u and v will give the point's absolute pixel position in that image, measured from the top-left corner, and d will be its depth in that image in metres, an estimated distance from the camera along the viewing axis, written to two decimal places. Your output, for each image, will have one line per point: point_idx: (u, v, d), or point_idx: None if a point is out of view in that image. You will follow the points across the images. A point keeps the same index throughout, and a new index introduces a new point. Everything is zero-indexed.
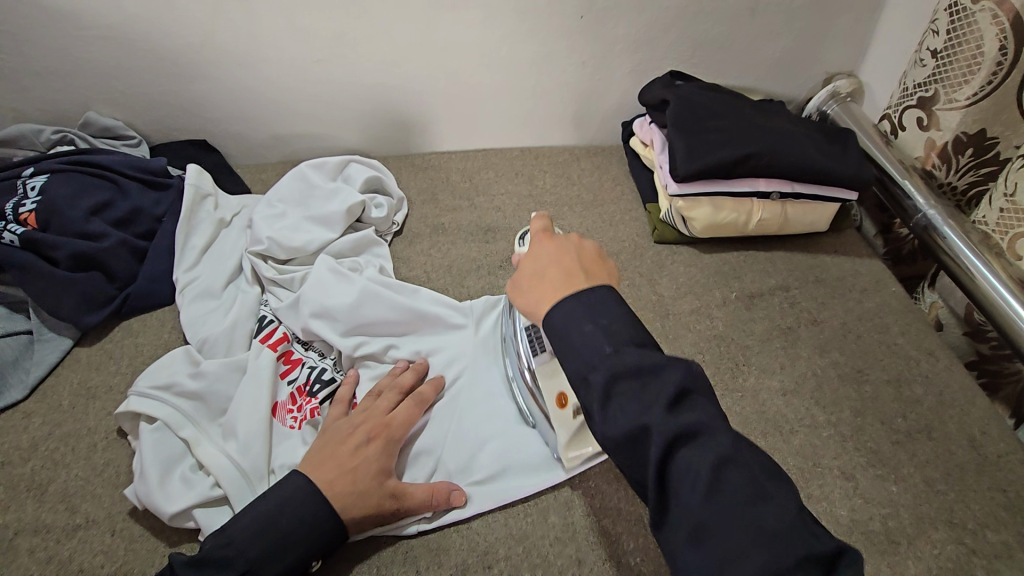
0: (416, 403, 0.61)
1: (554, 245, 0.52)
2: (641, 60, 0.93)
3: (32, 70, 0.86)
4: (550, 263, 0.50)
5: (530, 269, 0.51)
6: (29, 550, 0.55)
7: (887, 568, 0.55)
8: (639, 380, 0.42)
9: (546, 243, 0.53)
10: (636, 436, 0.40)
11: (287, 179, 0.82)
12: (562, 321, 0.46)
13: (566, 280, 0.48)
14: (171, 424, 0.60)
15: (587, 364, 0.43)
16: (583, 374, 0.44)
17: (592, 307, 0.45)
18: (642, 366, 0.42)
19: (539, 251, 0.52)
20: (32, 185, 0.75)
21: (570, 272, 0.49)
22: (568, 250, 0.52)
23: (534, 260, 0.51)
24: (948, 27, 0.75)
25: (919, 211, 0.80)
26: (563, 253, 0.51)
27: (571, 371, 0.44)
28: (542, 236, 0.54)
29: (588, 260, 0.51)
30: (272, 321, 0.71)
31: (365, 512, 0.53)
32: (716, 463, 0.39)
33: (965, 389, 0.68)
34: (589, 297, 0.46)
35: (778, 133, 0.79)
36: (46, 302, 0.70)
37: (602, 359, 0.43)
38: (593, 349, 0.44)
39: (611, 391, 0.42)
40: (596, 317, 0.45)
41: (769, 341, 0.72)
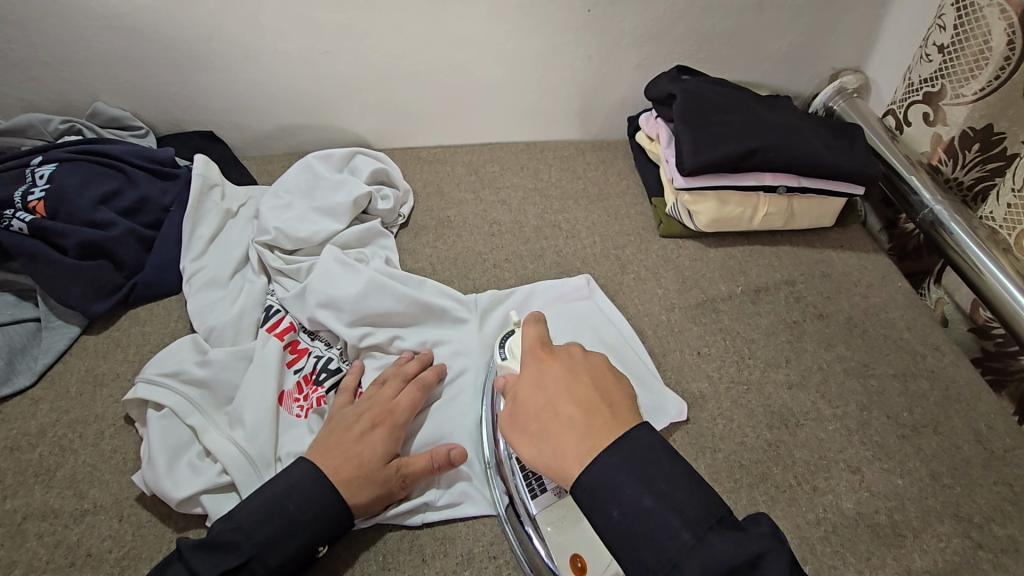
0: (420, 388, 0.61)
1: (561, 370, 0.49)
2: (648, 54, 0.93)
3: (41, 60, 0.87)
4: (567, 400, 0.46)
5: (543, 406, 0.47)
6: (37, 535, 0.56)
7: (892, 560, 0.55)
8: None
9: (551, 368, 0.49)
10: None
11: (294, 171, 0.83)
12: (604, 483, 0.42)
13: (591, 421, 0.45)
14: (178, 411, 0.60)
15: (666, 561, 0.39)
16: (661, 571, 0.39)
17: (634, 460, 0.43)
18: (735, 561, 0.38)
19: (551, 384, 0.48)
20: (41, 174, 0.75)
21: (592, 410, 0.46)
22: (577, 375, 0.48)
23: (544, 395, 0.47)
24: (954, 22, 0.75)
25: (926, 206, 0.80)
26: (575, 381, 0.48)
27: (644, 562, 0.40)
28: (543, 357, 0.51)
29: (601, 382, 0.48)
30: (278, 310, 0.72)
31: (373, 495, 0.53)
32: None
33: (971, 385, 0.68)
34: (628, 448, 0.43)
35: (785, 128, 0.79)
36: (54, 290, 0.70)
37: (683, 552, 0.39)
38: (671, 538, 0.40)
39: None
40: (647, 481, 0.42)
41: (774, 335, 0.72)
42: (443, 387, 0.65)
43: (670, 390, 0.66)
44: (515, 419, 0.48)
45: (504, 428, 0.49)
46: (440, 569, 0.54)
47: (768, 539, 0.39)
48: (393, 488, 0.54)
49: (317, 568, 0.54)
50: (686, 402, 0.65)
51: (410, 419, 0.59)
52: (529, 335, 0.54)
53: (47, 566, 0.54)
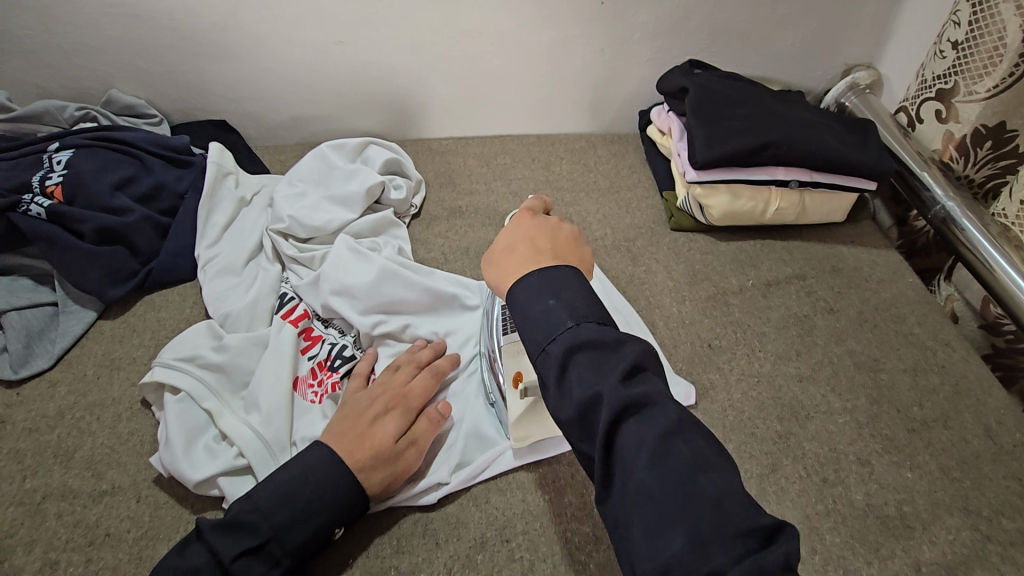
0: (433, 375, 0.62)
1: (533, 222, 0.52)
2: (661, 48, 0.93)
3: (56, 47, 0.87)
4: (523, 241, 0.50)
5: (505, 241, 0.50)
6: (56, 514, 0.57)
7: (901, 551, 0.55)
8: (599, 353, 0.41)
9: (526, 218, 0.52)
10: (587, 405, 0.39)
11: (307, 160, 0.83)
12: (529, 288, 0.45)
13: (535, 256, 0.48)
14: (194, 395, 0.61)
15: (548, 334, 0.42)
16: (541, 344, 0.43)
17: (554, 282, 0.45)
18: (601, 340, 0.41)
19: (518, 228, 0.51)
20: (58, 159, 0.76)
21: (540, 251, 0.49)
22: (544, 230, 0.51)
23: (510, 236, 0.51)
24: (969, 18, 0.75)
25: (938, 202, 0.80)
26: (538, 232, 0.51)
27: (531, 341, 0.43)
28: (526, 213, 0.54)
29: (561, 242, 0.51)
30: (292, 298, 0.73)
31: (385, 478, 0.54)
32: (664, 435, 0.37)
33: (981, 380, 0.68)
34: (553, 276, 0.45)
35: (798, 122, 0.79)
36: (71, 275, 0.71)
37: (565, 331, 0.42)
38: (556, 322, 0.43)
39: (569, 362, 0.41)
40: (565, 291, 0.44)
41: (785, 329, 0.72)
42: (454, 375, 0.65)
43: (679, 378, 0.67)
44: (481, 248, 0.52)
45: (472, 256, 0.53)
46: (454, 552, 0.54)
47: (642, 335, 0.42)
48: (405, 471, 0.55)
49: (333, 550, 0.54)
50: (695, 390, 0.66)
51: (423, 406, 0.60)
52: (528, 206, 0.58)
53: (66, 545, 0.55)
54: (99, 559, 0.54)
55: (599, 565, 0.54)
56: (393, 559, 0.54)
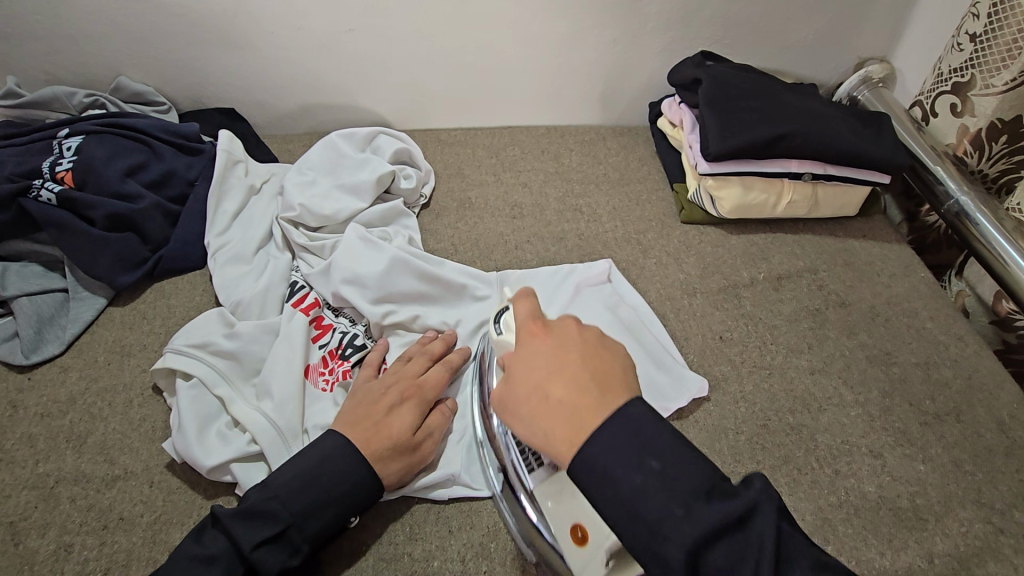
0: (447, 369, 0.61)
1: (550, 345, 0.44)
2: (673, 39, 0.92)
3: (67, 33, 0.87)
4: (557, 379, 0.41)
5: (529, 384, 0.42)
6: (70, 498, 0.57)
7: (914, 543, 0.55)
8: (729, 542, 0.36)
9: (541, 342, 0.44)
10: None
11: (317, 149, 0.83)
12: (599, 466, 0.38)
13: (580, 400, 0.40)
14: (206, 382, 0.60)
15: (653, 533, 0.36)
16: (651, 545, 0.37)
17: (637, 446, 0.38)
18: (724, 524, 0.36)
19: (539, 359, 0.43)
20: (68, 146, 0.75)
21: (583, 387, 0.41)
22: (566, 349, 0.43)
23: (535, 375, 0.42)
24: (988, 11, 0.74)
25: (951, 196, 0.80)
26: (565, 355, 0.43)
27: (633, 539, 0.37)
28: (536, 331, 0.46)
29: (593, 356, 0.43)
30: (303, 286, 0.72)
31: (399, 468, 0.54)
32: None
33: (994, 374, 0.68)
34: (628, 437, 0.38)
35: (812, 114, 0.79)
36: (82, 261, 0.71)
37: (675, 527, 0.36)
38: (660, 510, 0.36)
39: (695, 564, 0.35)
40: (640, 459, 0.38)
41: (797, 322, 0.72)
42: (465, 372, 0.65)
43: (691, 370, 0.67)
44: (502, 397, 0.43)
45: (496, 408, 0.45)
46: (468, 541, 0.55)
47: (761, 492, 0.37)
48: (418, 462, 0.55)
49: (348, 537, 0.55)
50: (707, 382, 0.66)
51: (436, 398, 0.60)
52: (524, 305, 0.50)
53: (81, 528, 0.55)
54: (114, 543, 0.54)
55: None
56: (407, 546, 0.54)
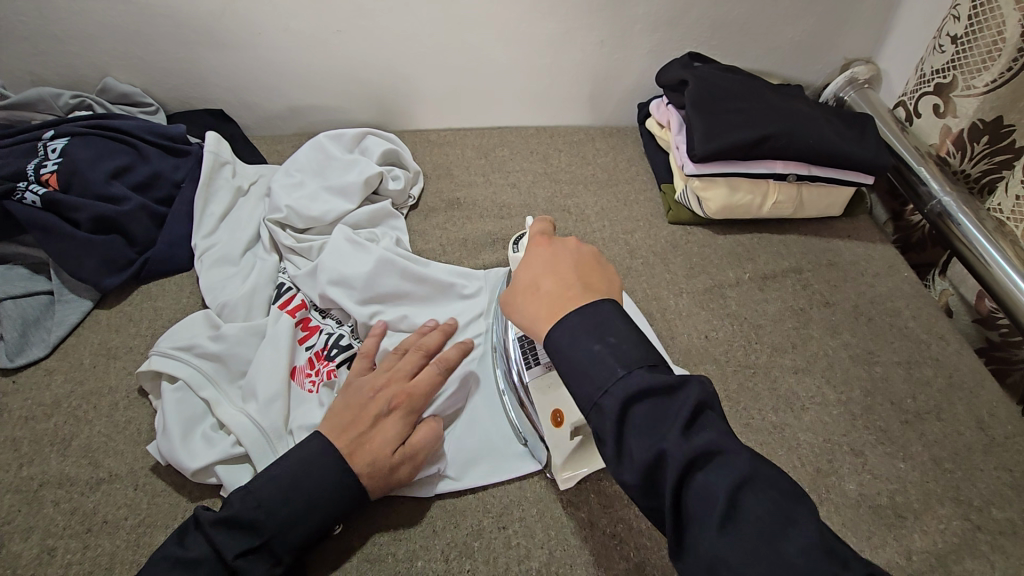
0: (439, 375, 0.59)
1: (549, 251, 0.51)
2: (660, 41, 0.93)
3: (53, 34, 0.86)
4: (547, 275, 0.48)
5: (526, 279, 0.49)
6: (54, 501, 0.57)
7: (893, 540, 0.56)
8: (656, 403, 0.39)
9: (540, 250, 0.51)
10: (651, 467, 0.37)
11: (305, 150, 0.83)
12: (561, 337, 0.44)
13: (560, 290, 0.46)
14: (192, 384, 0.61)
15: (596, 388, 0.41)
16: (593, 398, 0.41)
17: (602, 321, 0.43)
18: (654, 388, 0.39)
19: (533, 258, 0.50)
20: (53, 147, 0.75)
21: (565, 282, 0.47)
22: (562, 256, 0.50)
23: (529, 272, 0.49)
24: (969, 12, 0.75)
25: (934, 197, 0.80)
26: (559, 260, 0.49)
27: (580, 393, 0.42)
28: (540, 241, 0.52)
29: (584, 266, 0.49)
30: (289, 288, 0.72)
31: (384, 484, 0.54)
32: (736, 485, 0.36)
33: (974, 373, 0.69)
34: (600, 315, 0.43)
35: (797, 116, 0.79)
36: (68, 263, 0.71)
37: (612, 381, 0.40)
38: (603, 370, 0.41)
39: (623, 417, 0.39)
40: (600, 332, 0.43)
41: (781, 321, 0.73)
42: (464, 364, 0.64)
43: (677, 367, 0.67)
44: (506, 294, 0.50)
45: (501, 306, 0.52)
46: (451, 540, 0.55)
47: (702, 379, 0.40)
48: (404, 480, 0.55)
49: (332, 540, 0.55)
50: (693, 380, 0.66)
51: (426, 404, 0.59)
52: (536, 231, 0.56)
53: (64, 532, 0.55)
54: (98, 546, 0.54)
55: (593, 558, 0.54)
56: (391, 547, 0.54)
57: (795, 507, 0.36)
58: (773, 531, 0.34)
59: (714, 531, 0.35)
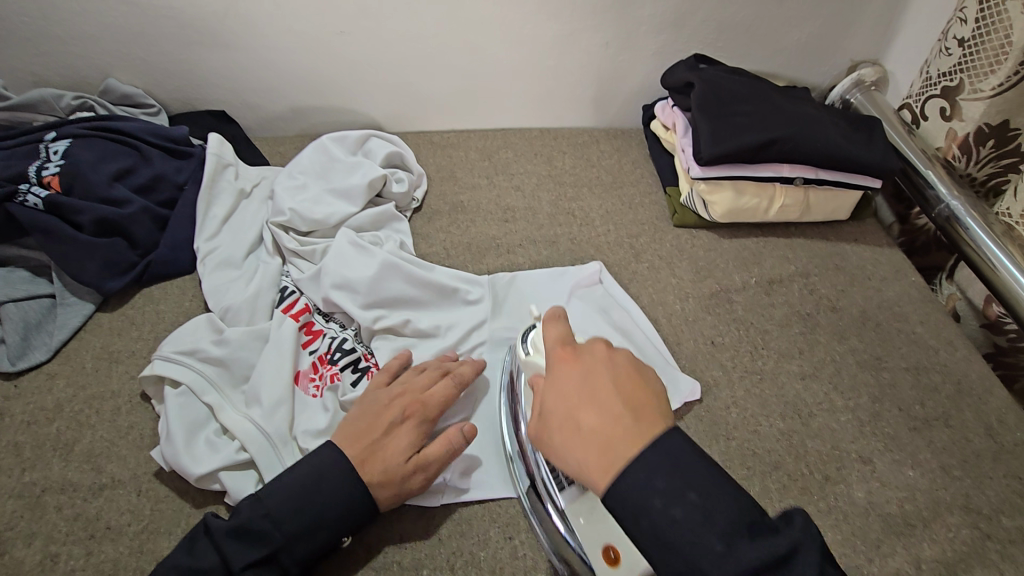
0: (455, 386, 0.59)
1: (580, 369, 0.44)
2: (666, 43, 0.92)
3: (55, 35, 0.86)
4: (588, 405, 0.42)
5: (563, 412, 0.42)
6: (56, 507, 0.56)
7: (902, 549, 0.56)
8: None
9: (571, 369, 0.45)
10: None
11: (308, 152, 0.82)
12: (634, 498, 0.37)
13: (611, 426, 0.40)
14: (195, 388, 0.60)
15: (692, 566, 0.36)
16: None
17: (676, 472, 0.38)
18: (765, 564, 0.35)
19: (565, 381, 0.44)
20: (55, 149, 0.75)
21: (614, 413, 0.41)
22: (597, 373, 0.44)
23: (565, 401, 0.43)
24: (976, 15, 0.74)
25: (942, 201, 0.80)
26: (596, 381, 0.43)
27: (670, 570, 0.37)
28: (567, 357, 0.46)
29: (625, 383, 0.43)
30: (293, 292, 0.72)
31: (394, 495, 0.53)
32: None
33: (982, 379, 0.68)
34: (670, 462, 0.38)
35: (804, 119, 0.79)
36: (70, 266, 0.70)
37: (711, 559, 0.35)
38: (697, 545, 0.36)
39: None
40: (678, 491, 0.37)
41: (788, 327, 0.72)
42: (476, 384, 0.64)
43: (683, 373, 0.67)
44: (539, 428, 0.44)
45: (534, 440, 0.45)
46: (457, 548, 0.55)
47: (806, 530, 0.36)
48: (416, 493, 0.54)
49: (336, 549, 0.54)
50: (699, 386, 0.66)
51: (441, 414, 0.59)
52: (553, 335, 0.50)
53: (67, 538, 0.54)
54: (101, 553, 0.53)
55: None
56: (396, 555, 0.54)
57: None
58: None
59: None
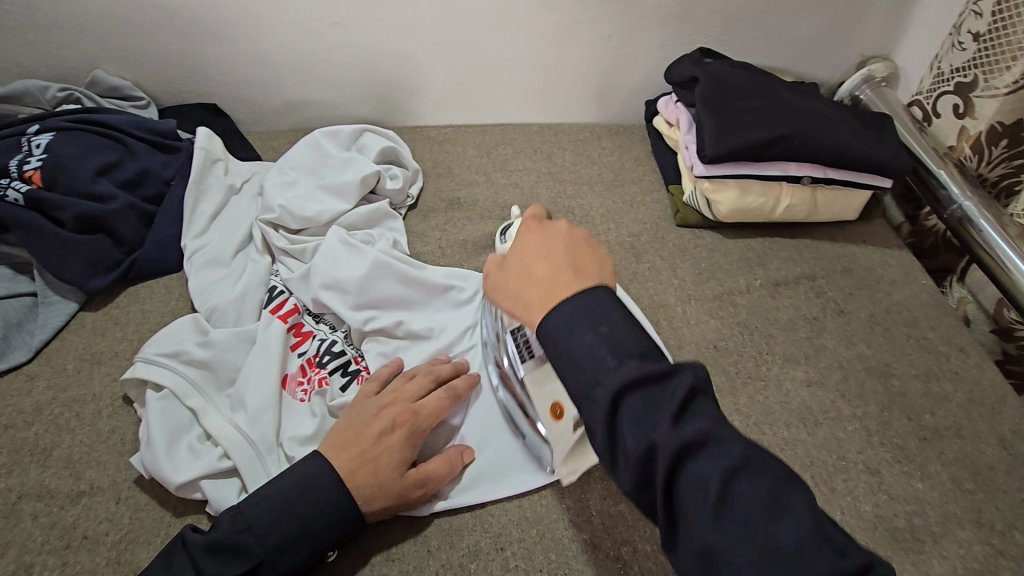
0: (448, 396, 0.58)
1: (541, 236, 0.45)
2: (670, 35, 0.89)
3: (39, 24, 0.83)
4: (538, 262, 0.43)
5: (516, 267, 0.44)
6: (32, 515, 0.54)
7: (911, 566, 0.53)
8: (649, 391, 0.36)
9: (532, 234, 0.46)
10: (644, 462, 0.34)
11: (300, 147, 0.80)
12: (555, 329, 0.39)
13: (553, 278, 0.42)
14: (178, 393, 0.58)
15: (589, 380, 0.37)
16: (585, 390, 0.38)
17: (596, 310, 0.39)
18: (647, 375, 0.36)
19: (524, 245, 0.45)
20: (38, 143, 0.72)
21: (558, 268, 0.42)
22: (556, 239, 0.44)
23: (520, 259, 0.44)
24: (993, 9, 0.72)
25: (954, 201, 0.77)
26: (552, 245, 0.44)
27: (572, 387, 0.38)
28: (529, 221, 0.47)
29: (578, 251, 0.44)
30: (282, 292, 0.70)
31: (385, 508, 0.52)
32: (729, 474, 0.33)
33: (995, 387, 0.65)
34: (594, 303, 0.39)
35: (812, 115, 0.76)
36: (51, 264, 0.68)
37: (605, 372, 0.37)
38: (595, 360, 0.37)
39: (616, 408, 0.36)
40: (593, 323, 0.38)
41: (793, 331, 0.70)
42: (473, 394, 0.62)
43: None
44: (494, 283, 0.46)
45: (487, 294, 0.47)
46: (446, 561, 0.52)
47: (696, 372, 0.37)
48: (407, 506, 0.53)
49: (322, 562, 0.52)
50: None
51: (433, 425, 0.56)
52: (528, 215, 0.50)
53: (42, 548, 0.52)
54: (77, 564, 0.51)
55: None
56: (383, 567, 0.52)
57: (785, 493, 0.33)
58: (762, 519, 0.32)
59: (706, 521, 0.33)
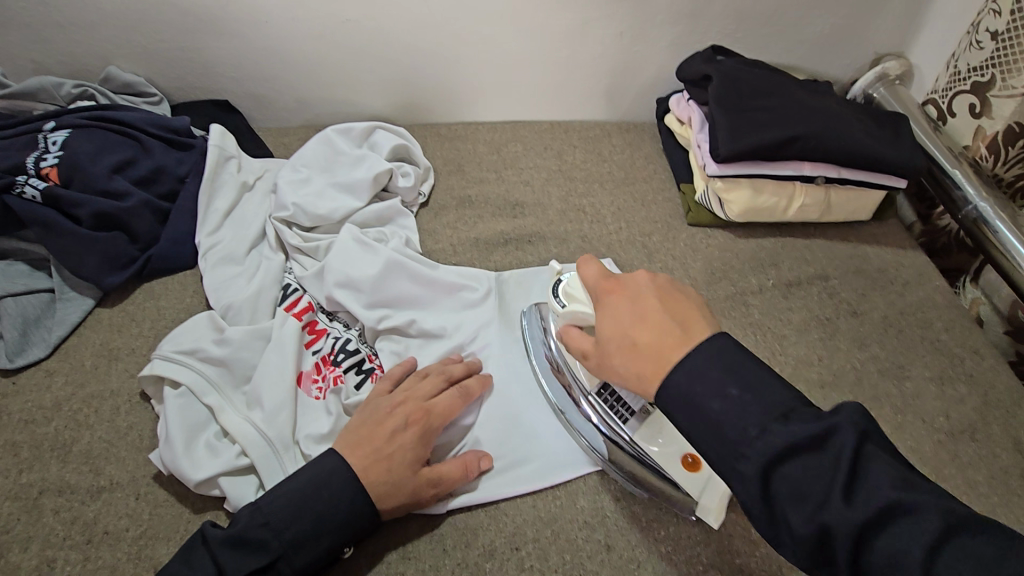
0: (461, 395, 0.58)
1: (629, 297, 0.44)
2: (683, 32, 0.89)
3: (53, 20, 0.83)
4: (636, 326, 0.42)
5: (616, 334, 0.43)
6: (54, 510, 0.55)
7: None
8: (808, 459, 0.35)
9: (617, 296, 0.45)
10: (818, 538, 0.34)
11: (312, 144, 0.80)
12: (681, 391, 0.39)
13: (660, 340, 0.41)
14: (195, 390, 0.59)
15: (729, 450, 0.37)
16: (729, 462, 0.37)
17: (720, 366, 0.38)
18: (800, 441, 0.35)
19: (614, 309, 0.44)
20: (54, 140, 0.73)
21: (662, 328, 0.41)
22: (644, 297, 0.43)
23: (617, 326, 0.43)
24: (1012, 8, 0.71)
25: (970, 202, 0.76)
26: (643, 304, 0.43)
27: (711, 455, 0.38)
28: (607, 286, 0.46)
29: (669, 303, 0.43)
30: (295, 290, 0.70)
31: (399, 506, 0.52)
32: (930, 548, 0.32)
33: (1010, 391, 0.65)
34: (715, 357, 0.39)
35: (827, 115, 0.75)
36: (68, 260, 0.69)
37: (748, 441, 0.36)
38: (735, 426, 0.37)
39: (773, 480, 0.35)
40: (720, 386, 0.38)
41: (806, 331, 0.70)
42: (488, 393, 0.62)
43: None
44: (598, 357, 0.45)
45: (591, 367, 0.46)
46: (462, 560, 0.53)
47: (849, 417, 0.36)
48: (419, 505, 0.53)
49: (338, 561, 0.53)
50: None
51: (445, 423, 0.57)
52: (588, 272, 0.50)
53: (64, 542, 0.53)
54: (99, 558, 0.52)
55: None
56: (399, 565, 0.53)
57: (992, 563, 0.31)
58: None
59: None
